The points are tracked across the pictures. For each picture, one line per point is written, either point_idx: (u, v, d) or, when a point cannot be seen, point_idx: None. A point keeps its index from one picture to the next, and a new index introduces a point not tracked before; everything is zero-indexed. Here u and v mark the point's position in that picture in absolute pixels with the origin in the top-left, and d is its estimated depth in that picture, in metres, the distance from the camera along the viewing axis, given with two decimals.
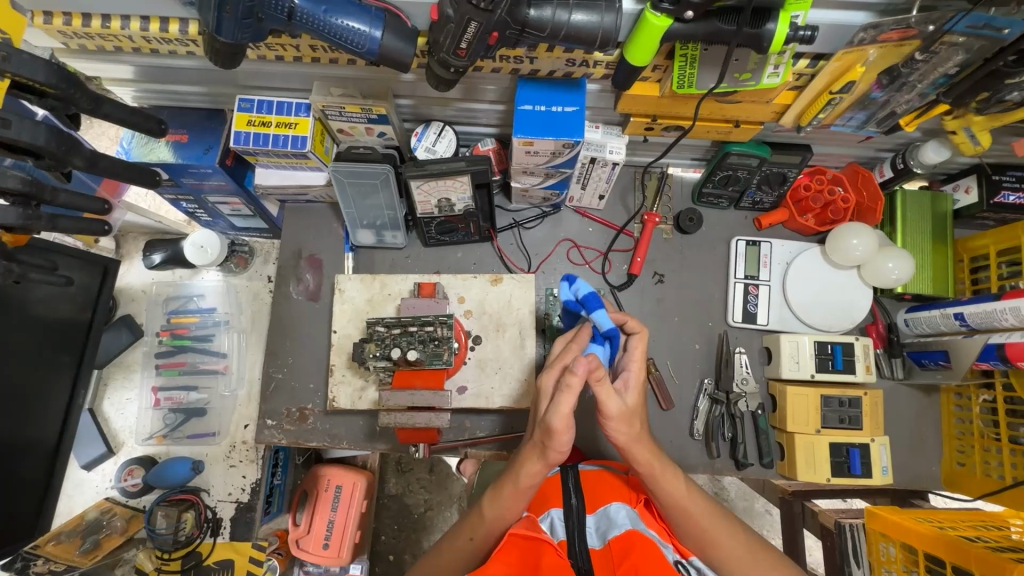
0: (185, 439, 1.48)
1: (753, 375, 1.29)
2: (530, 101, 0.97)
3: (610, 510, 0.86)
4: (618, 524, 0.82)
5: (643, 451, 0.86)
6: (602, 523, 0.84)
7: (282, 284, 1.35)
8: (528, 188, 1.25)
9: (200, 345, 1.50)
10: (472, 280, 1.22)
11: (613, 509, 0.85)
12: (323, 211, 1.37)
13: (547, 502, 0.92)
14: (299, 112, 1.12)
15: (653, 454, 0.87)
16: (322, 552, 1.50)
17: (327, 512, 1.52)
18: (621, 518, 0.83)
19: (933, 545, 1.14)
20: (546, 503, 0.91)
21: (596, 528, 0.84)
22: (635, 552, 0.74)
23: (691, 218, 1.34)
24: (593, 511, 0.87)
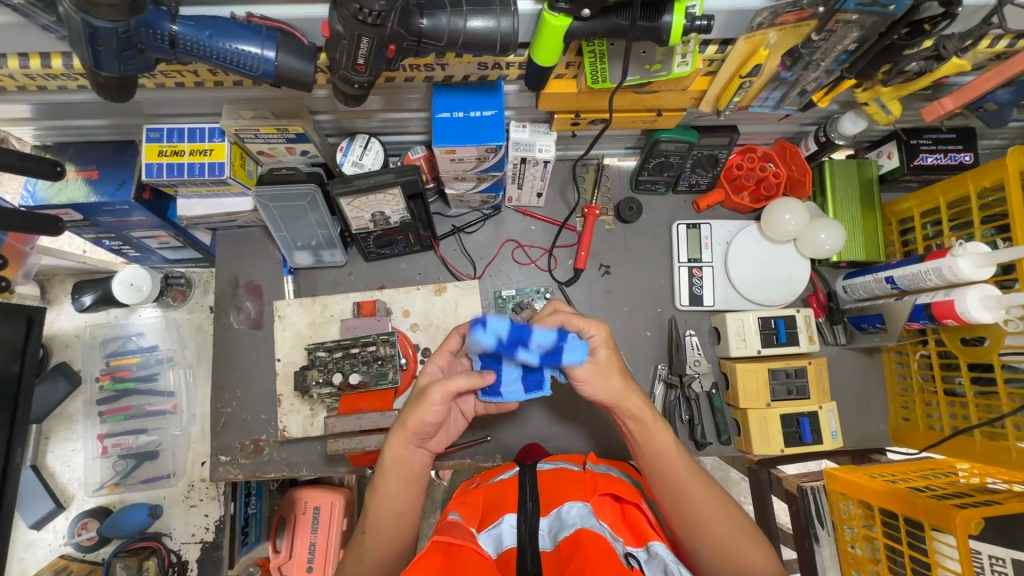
0: (139, 484, 1.42)
1: (704, 355, 1.31)
2: (447, 108, 0.95)
3: (563, 512, 0.86)
4: (569, 524, 0.82)
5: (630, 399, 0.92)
6: (554, 526, 0.85)
7: (222, 315, 1.30)
8: (463, 193, 1.23)
9: (145, 386, 1.44)
10: (416, 292, 1.20)
11: (565, 511, 0.86)
12: (257, 235, 1.33)
13: (502, 508, 0.91)
14: (213, 138, 1.07)
15: (646, 407, 0.93)
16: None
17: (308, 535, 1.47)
18: (571, 519, 0.84)
19: (886, 500, 1.16)
20: (502, 508, 0.91)
21: (549, 531, 0.85)
22: (580, 552, 0.74)
23: (631, 207, 1.34)
24: (546, 514, 0.88)
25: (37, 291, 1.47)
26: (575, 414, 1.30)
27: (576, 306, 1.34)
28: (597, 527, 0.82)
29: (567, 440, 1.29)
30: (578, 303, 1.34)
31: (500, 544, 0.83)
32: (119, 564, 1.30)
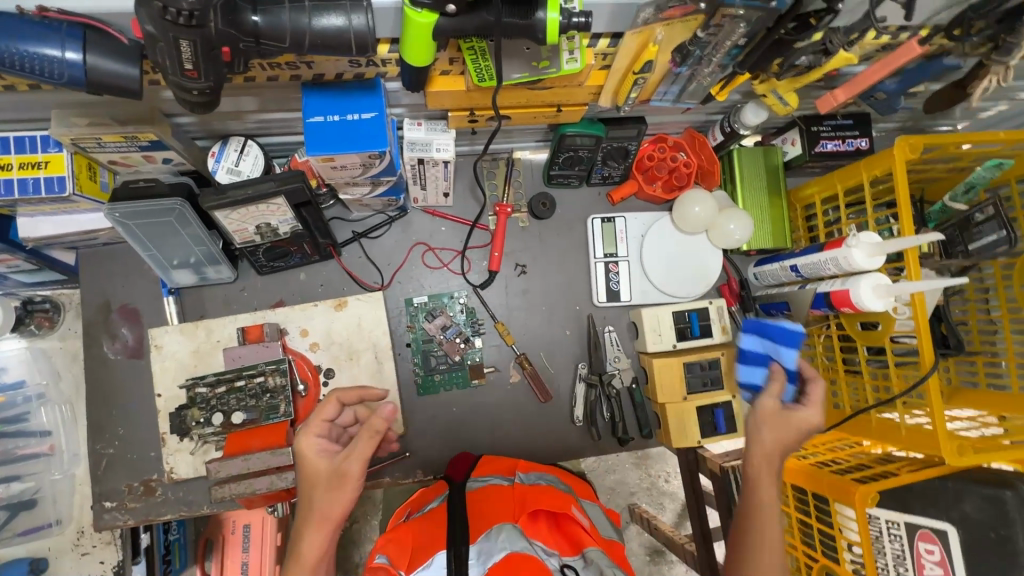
0: (16, 538, 1.25)
1: (624, 350, 1.30)
2: (320, 111, 0.84)
3: (492, 534, 0.81)
4: (496, 550, 0.77)
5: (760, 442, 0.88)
6: (482, 550, 0.78)
7: (93, 346, 1.15)
8: (360, 197, 1.13)
9: (11, 428, 1.24)
10: (313, 309, 1.11)
11: (494, 533, 0.80)
12: (128, 252, 1.17)
13: (430, 546, 0.81)
14: (47, 148, 0.91)
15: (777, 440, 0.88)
16: None
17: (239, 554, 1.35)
18: (499, 543, 0.78)
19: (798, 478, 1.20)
20: (432, 540, 0.82)
21: (477, 557, 0.78)
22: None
23: (545, 203, 1.29)
24: (474, 541, 0.81)
25: None
26: (497, 420, 1.26)
27: (493, 309, 1.28)
28: (523, 547, 0.77)
29: (490, 447, 1.25)
30: (495, 305, 1.29)
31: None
32: None
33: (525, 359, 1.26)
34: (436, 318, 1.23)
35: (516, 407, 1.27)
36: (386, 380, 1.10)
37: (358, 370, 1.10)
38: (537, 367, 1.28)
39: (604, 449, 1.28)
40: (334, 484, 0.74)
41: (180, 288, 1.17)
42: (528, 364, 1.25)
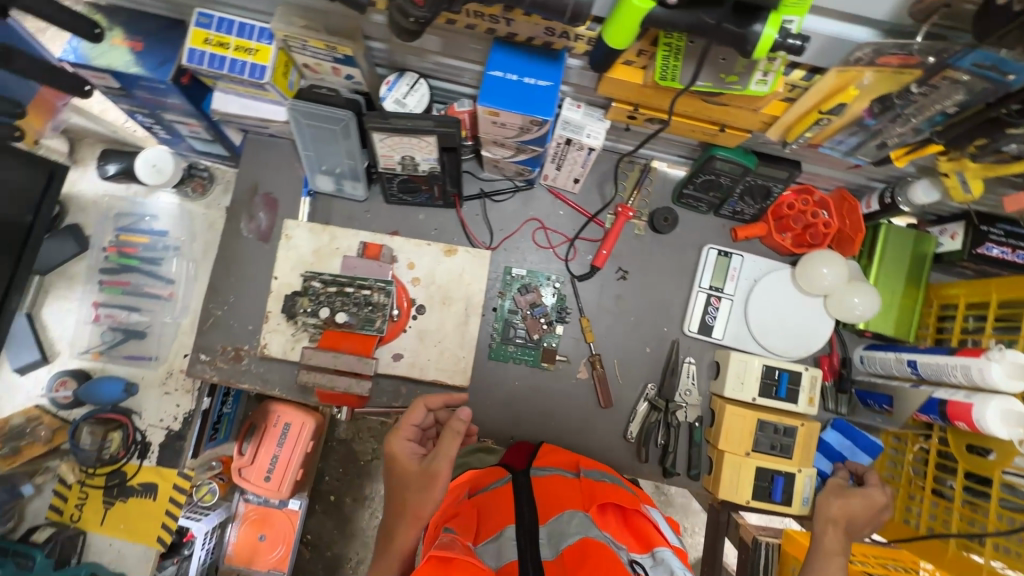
0: (121, 358, 1.45)
1: (697, 386, 1.27)
2: (502, 67, 0.89)
3: (563, 517, 0.83)
4: (569, 532, 0.79)
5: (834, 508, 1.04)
6: (554, 533, 0.80)
7: (233, 219, 1.29)
8: (499, 159, 1.18)
9: (145, 267, 1.46)
10: (425, 248, 1.16)
11: (565, 518, 0.82)
12: (285, 148, 1.30)
13: (496, 517, 0.84)
14: (261, 38, 1.03)
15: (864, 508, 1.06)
16: (263, 484, 1.48)
17: (273, 446, 1.50)
18: (572, 528, 0.80)
19: None
20: (498, 518, 0.83)
21: (548, 538, 0.80)
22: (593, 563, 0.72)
23: (667, 218, 1.28)
24: (545, 521, 0.83)
25: (65, 148, 1.46)
26: (550, 409, 1.27)
27: (583, 303, 1.29)
28: (596, 534, 0.79)
29: (535, 432, 1.27)
30: (586, 300, 1.29)
31: (501, 555, 0.76)
32: (86, 430, 1.34)
33: (598, 360, 1.27)
34: (528, 293, 1.27)
35: (572, 403, 1.27)
36: (468, 333, 1.15)
37: (446, 316, 1.15)
38: (607, 372, 1.27)
39: (645, 474, 1.25)
40: (425, 481, 0.84)
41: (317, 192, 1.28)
42: (599, 366, 1.26)
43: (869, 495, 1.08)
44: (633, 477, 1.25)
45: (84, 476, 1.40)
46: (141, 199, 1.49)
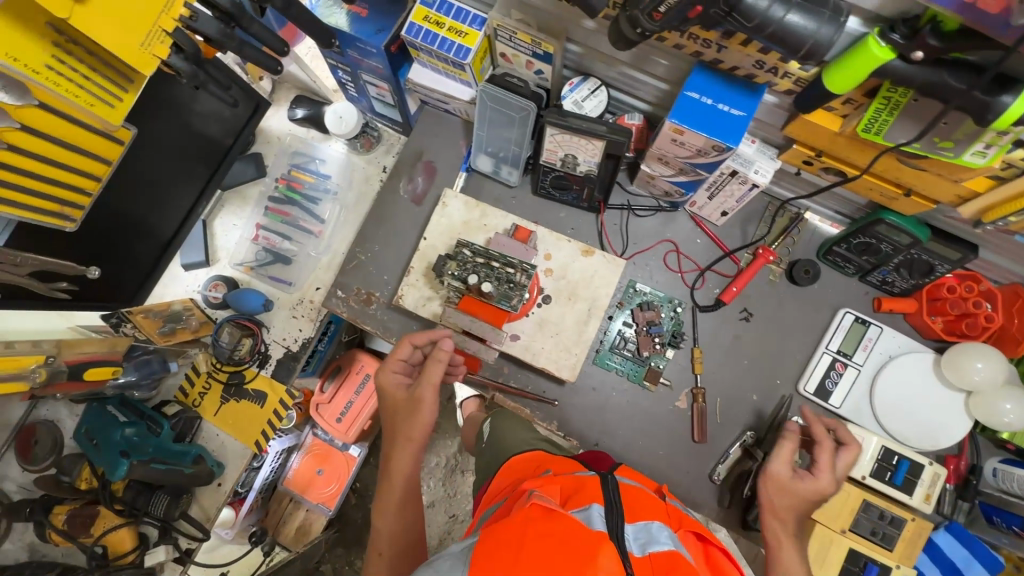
0: (266, 277, 1.63)
1: (798, 448, 1.22)
2: (699, 90, 0.92)
3: (651, 526, 0.80)
4: (660, 541, 0.77)
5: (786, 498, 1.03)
6: (641, 535, 0.78)
7: (394, 178, 1.41)
8: (655, 175, 1.20)
9: (305, 204, 1.64)
10: (564, 243, 1.21)
11: (654, 527, 0.80)
12: (455, 126, 1.41)
13: (585, 497, 0.83)
14: (473, 24, 1.13)
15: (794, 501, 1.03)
16: (335, 423, 1.77)
17: (351, 392, 1.78)
18: (663, 538, 0.78)
19: None
20: (586, 497, 0.83)
21: (634, 536, 0.78)
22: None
23: (808, 271, 1.25)
24: (632, 522, 0.81)
25: (269, 87, 1.68)
26: (641, 428, 1.28)
27: (699, 334, 1.29)
28: (680, 549, 0.77)
29: (622, 446, 1.27)
30: (703, 332, 1.29)
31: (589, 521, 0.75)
32: (227, 329, 1.54)
33: (701, 393, 1.26)
34: (647, 311, 1.28)
35: (665, 428, 1.27)
36: (586, 333, 1.18)
37: (569, 311, 1.19)
38: (707, 408, 1.26)
39: (722, 521, 1.22)
40: (411, 408, 1.04)
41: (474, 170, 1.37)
42: (701, 399, 1.25)
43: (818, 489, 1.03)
44: (708, 519, 1.22)
45: (213, 369, 1.58)
46: (316, 144, 1.67)
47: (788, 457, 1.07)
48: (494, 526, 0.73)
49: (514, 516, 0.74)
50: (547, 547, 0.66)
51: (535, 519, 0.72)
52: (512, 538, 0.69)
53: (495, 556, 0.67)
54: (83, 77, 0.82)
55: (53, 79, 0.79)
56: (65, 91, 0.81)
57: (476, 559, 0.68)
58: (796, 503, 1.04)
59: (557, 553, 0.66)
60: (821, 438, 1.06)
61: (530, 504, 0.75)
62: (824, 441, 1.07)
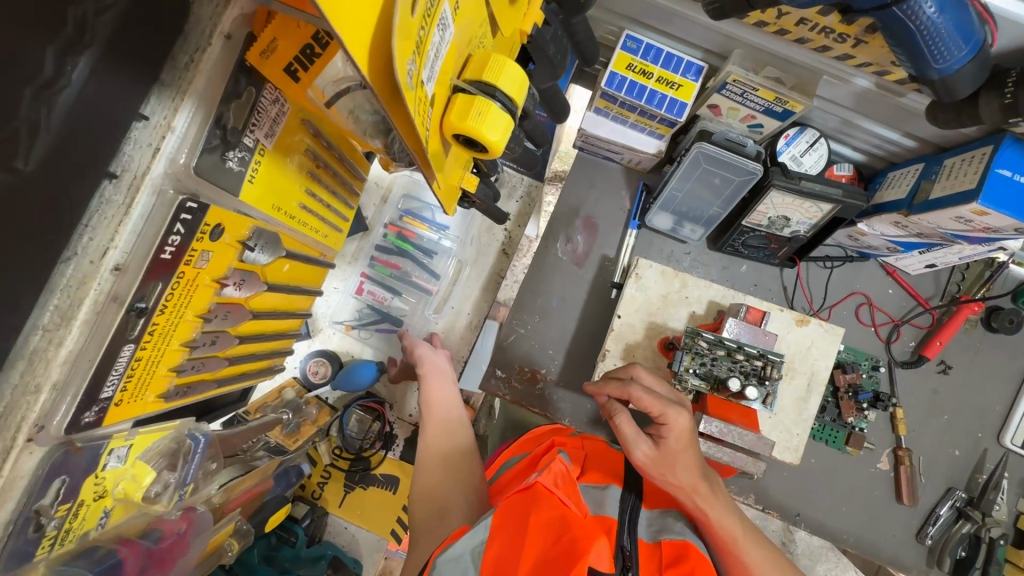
0: (371, 339, 1.44)
1: (1005, 503, 1.19)
2: (1012, 166, 0.81)
3: (667, 516, 0.81)
4: (675, 530, 0.77)
5: (680, 473, 0.81)
6: (654, 524, 0.80)
7: (550, 238, 1.25)
8: (869, 233, 1.11)
9: (419, 256, 1.43)
10: (779, 313, 1.09)
11: (669, 518, 0.81)
12: (616, 174, 1.25)
13: (610, 475, 0.87)
14: (687, 73, 0.97)
15: (681, 447, 0.82)
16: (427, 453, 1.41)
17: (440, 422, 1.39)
18: (677, 529, 0.78)
19: None
20: (604, 477, 0.87)
21: (646, 523, 0.80)
22: (691, 558, 0.70)
23: (1012, 320, 1.19)
24: (649, 509, 0.83)
25: None
26: (843, 495, 1.21)
27: (899, 391, 1.22)
28: (694, 541, 0.77)
29: (825, 515, 1.21)
30: (902, 389, 1.22)
31: (601, 508, 0.78)
32: (357, 417, 1.39)
33: (906, 454, 1.20)
34: (850, 372, 1.18)
35: (872, 490, 1.22)
36: (807, 412, 1.07)
37: (788, 388, 1.08)
38: (913, 469, 1.21)
39: None
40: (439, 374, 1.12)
41: (645, 224, 1.23)
42: (907, 461, 1.19)
43: (680, 437, 0.82)
44: None
45: (333, 458, 1.41)
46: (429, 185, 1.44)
47: (636, 432, 0.84)
48: (497, 516, 0.69)
49: (512, 500, 0.70)
50: (546, 531, 0.65)
51: (536, 503, 0.68)
52: (513, 537, 0.65)
53: (500, 549, 0.65)
54: (325, 206, 0.73)
55: (307, 219, 0.69)
56: (310, 229, 0.70)
57: (482, 559, 0.64)
58: (687, 463, 0.82)
59: (551, 535, 0.64)
60: (616, 416, 0.86)
61: (534, 484, 0.71)
62: (631, 394, 0.85)
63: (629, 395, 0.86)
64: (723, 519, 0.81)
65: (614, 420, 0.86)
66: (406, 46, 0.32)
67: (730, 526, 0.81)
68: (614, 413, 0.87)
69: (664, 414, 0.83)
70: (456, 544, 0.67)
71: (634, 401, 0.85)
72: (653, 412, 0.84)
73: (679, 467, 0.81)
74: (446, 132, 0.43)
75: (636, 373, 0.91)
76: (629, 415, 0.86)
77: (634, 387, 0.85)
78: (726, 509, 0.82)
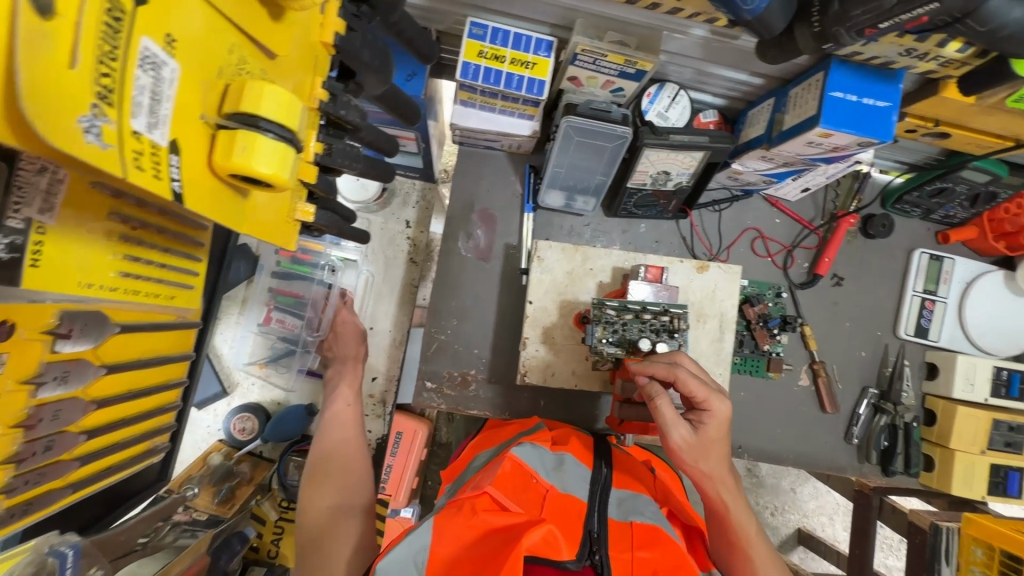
0: (291, 371, 1.37)
1: (911, 389, 1.30)
2: (843, 88, 0.86)
3: (637, 497, 0.86)
4: (642, 512, 0.82)
5: (713, 462, 0.87)
6: (625, 503, 0.85)
7: (450, 237, 1.23)
8: (745, 170, 1.15)
9: (320, 275, 1.35)
10: (678, 265, 1.13)
11: (640, 500, 0.86)
12: (501, 161, 1.24)
13: (580, 458, 0.92)
14: (539, 51, 0.96)
15: (721, 438, 0.87)
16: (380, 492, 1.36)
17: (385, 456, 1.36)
18: (647, 511, 0.83)
19: None
20: (580, 453, 0.93)
21: (618, 503, 0.85)
22: (661, 545, 0.75)
23: (884, 224, 1.29)
24: (618, 488, 0.88)
25: None
26: (774, 418, 1.29)
27: (803, 310, 1.30)
28: (663, 523, 0.81)
29: (762, 440, 1.28)
30: (805, 308, 1.31)
31: (569, 489, 0.84)
32: (294, 464, 1.30)
33: (821, 367, 1.29)
34: (756, 304, 1.24)
35: (798, 407, 1.30)
36: (724, 351, 1.12)
37: (701, 333, 1.12)
38: (830, 379, 1.30)
39: (865, 474, 1.30)
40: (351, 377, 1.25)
41: (539, 206, 1.24)
42: (824, 373, 1.28)
43: (717, 427, 0.87)
44: (854, 476, 1.29)
45: (280, 512, 1.33)
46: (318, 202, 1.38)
47: (676, 417, 0.84)
48: (440, 519, 0.74)
49: (461, 506, 0.76)
50: (490, 542, 0.71)
51: (476, 510, 0.75)
52: (463, 543, 0.71)
53: (448, 559, 0.69)
54: (159, 270, 0.67)
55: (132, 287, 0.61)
56: (145, 295, 0.64)
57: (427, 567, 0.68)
58: (718, 450, 0.87)
59: (498, 543, 0.70)
60: (657, 399, 0.84)
61: (483, 493, 0.77)
62: (678, 379, 0.85)
63: (674, 377, 0.85)
64: (740, 516, 0.90)
65: (654, 402, 0.85)
66: (65, 100, 0.30)
67: (745, 523, 0.90)
68: (654, 395, 0.85)
69: (710, 405, 0.85)
70: (398, 549, 0.69)
71: (681, 386, 0.85)
72: (697, 398, 0.85)
73: (711, 459, 0.87)
74: (219, 172, 0.44)
75: (679, 359, 0.89)
76: (669, 398, 0.86)
77: (682, 371, 0.85)
78: (741, 504, 0.91)
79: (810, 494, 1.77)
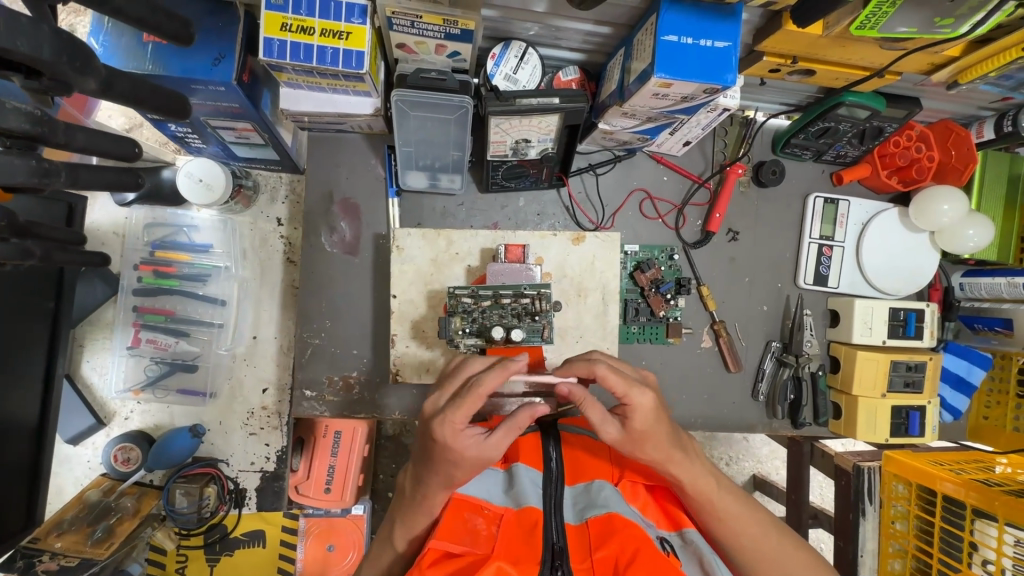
0: (172, 394, 1.27)
1: (816, 338, 1.27)
2: (676, 30, 0.78)
3: (591, 488, 0.76)
4: (599, 503, 0.72)
5: (656, 447, 0.75)
6: (581, 500, 0.75)
7: (312, 233, 1.13)
8: (615, 129, 1.07)
9: (190, 288, 1.25)
10: (552, 239, 1.06)
11: (595, 488, 0.76)
12: (358, 144, 1.14)
13: (520, 458, 0.79)
14: (351, 17, 0.85)
15: (657, 423, 0.74)
16: (323, 495, 1.27)
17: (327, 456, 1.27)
18: (604, 497, 0.73)
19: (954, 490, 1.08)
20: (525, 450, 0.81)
21: (573, 502, 0.75)
22: (618, 535, 0.66)
23: (774, 170, 1.23)
24: (572, 486, 0.78)
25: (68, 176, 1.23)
26: (679, 384, 1.25)
27: (698, 270, 1.25)
28: (624, 507, 0.72)
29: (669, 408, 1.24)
30: (701, 268, 1.25)
31: (520, 499, 0.72)
32: (180, 492, 1.22)
33: (722, 326, 1.25)
34: (648, 270, 1.19)
35: (703, 369, 1.26)
36: (609, 324, 1.06)
37: (582, 308, 1.06)
38: (731, 337, 1.26)
39: (776, 429, 1.27)
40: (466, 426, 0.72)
41: (404, 189, 1.14)
42: (724, 333, 1.24)
43: (645, 415, 0.74)
44: (764, 433, 1.27)
45: (179, 540, 1.27)
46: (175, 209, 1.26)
47: (604, 415, 0.75)
48: None
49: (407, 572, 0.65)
50: None
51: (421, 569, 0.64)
52: None
53: None
54: None
55: None
56: None
57: None
58: (655, 441, 0.75)
59: None
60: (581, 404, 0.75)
61: (426, 549, 0.66)
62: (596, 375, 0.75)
63: (593, 373, 0.76)
64: (706, 479, 0.78)
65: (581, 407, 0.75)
66: None
67: (715, 485, 0.79)
68: (581, 400, 0.75)
69: (631, 399, 0.73)
70: None
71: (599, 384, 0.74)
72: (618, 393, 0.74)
73: (655, 443, 0.75)
74: None
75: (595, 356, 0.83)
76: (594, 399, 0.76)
77: (600, 366, 0.75)
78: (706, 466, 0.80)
79: (747, 449, 1.76)
